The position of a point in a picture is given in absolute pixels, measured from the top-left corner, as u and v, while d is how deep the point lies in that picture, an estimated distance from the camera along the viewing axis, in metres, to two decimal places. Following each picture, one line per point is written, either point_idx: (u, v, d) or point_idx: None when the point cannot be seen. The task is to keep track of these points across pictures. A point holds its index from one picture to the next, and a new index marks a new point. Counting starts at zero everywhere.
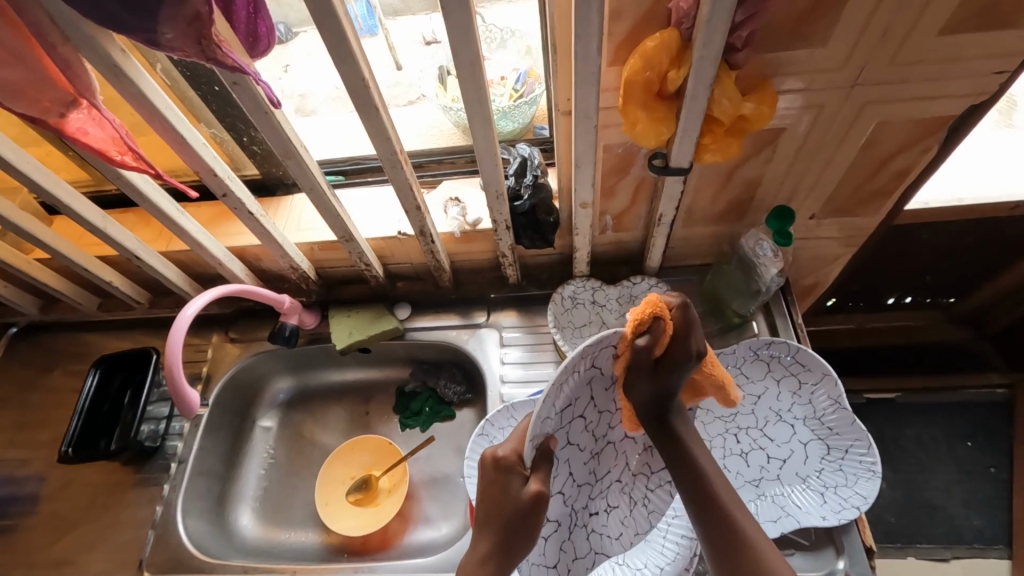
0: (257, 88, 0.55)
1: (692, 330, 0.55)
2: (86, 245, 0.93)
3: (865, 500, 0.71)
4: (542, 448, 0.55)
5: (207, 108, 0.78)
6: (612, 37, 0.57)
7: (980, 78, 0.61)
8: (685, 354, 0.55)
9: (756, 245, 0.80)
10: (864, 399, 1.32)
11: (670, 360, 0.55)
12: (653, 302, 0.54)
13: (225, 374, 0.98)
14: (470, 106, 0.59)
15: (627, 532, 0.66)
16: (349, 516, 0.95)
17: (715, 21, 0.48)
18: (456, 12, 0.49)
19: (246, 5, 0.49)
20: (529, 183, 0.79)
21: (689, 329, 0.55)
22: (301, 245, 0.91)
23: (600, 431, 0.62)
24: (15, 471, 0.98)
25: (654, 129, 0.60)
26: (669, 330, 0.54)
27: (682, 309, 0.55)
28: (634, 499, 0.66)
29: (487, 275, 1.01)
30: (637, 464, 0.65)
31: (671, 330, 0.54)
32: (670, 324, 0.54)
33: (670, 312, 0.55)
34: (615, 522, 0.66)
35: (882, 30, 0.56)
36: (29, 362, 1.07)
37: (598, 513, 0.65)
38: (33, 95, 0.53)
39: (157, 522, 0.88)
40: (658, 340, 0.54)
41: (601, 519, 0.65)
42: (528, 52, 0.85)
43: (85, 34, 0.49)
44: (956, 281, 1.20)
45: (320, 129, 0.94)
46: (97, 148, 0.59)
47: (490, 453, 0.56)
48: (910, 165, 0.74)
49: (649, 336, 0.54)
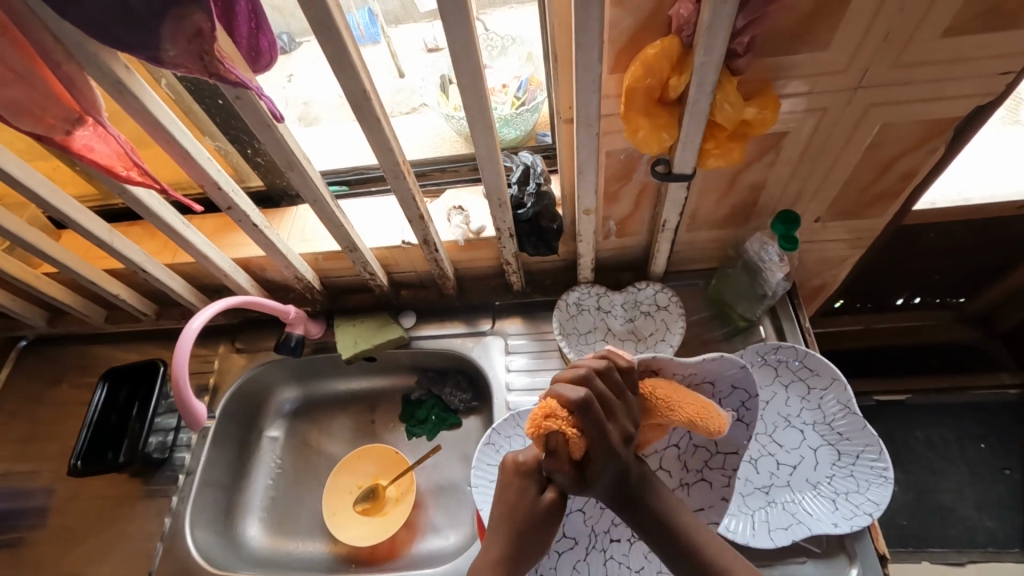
0: (260, 102, 0.55)
1: (595, 419, 0.50)
2: (93, 259, 0.94)
3: (878, 507, 0.70)
4: None
5: (210, 121, 0.78)
6: (612, 45, 0.57)
7: (986, 78, 0.60)
8: (602, 447, 0.50)
9: (761, 249, 0.79)
10: (874, 401, 1.30)
11: (591, 459, 0.50)
12: (540, 419, 0.49)
13: (232, 385, 0.98)
14: (471, 115, 0.59)
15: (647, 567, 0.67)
16: (356, 525, 0.94)
17: (715, 27, 0.47)
18: (455, 22, 0.49)
19: (247, 20, 0.49)
20: (532, 191, 0.79)
21: (599, 420, 0.50)
22: (306, 256, 0.91)
23: None
24: (25, 484, 0.98)
25: (657, 136, 0.60)
26: (572, 437, 0.49)
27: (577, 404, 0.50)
28: None
29: (491, 282, 1.01)
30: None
31: (573, 438, 0.49)
32: (569, 430, 0.49)
33: (565, 414, 0.49)
34: (637, 554, 0.67)
35: (885, 33, 0.55)
36: (38, 374, 1.07)
37: (620, 541, 0.68)
38: (38, 113, 0.54)
39: (165, 534, 0.88)
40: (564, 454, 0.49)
41: (622, 548, 0.68)
42: (529, 59, 0.85)
43: (89, 53, 0.49)
44: (965, 279, 1.19)
45: (323, 139, 0.95)
46: (103, 164, 0.60)
47: (509, 457, 0.56)
48: (916, 166, 0.73)
49: (553, 451, 0.50)
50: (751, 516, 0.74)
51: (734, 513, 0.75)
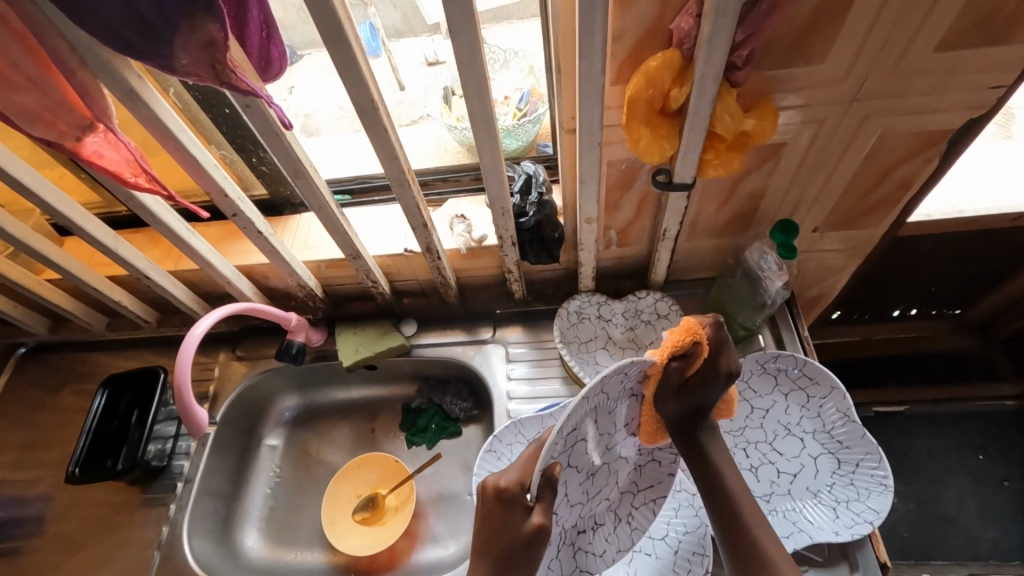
0: (269, 109, 0.56)
1: (727, 351, 0.57)
2: (96, 265, 0.95)
3: (878, 515, 0.70)
4: (547, 475, 0.52)
5: (217, 130, 0.79)
6: (615, 56, 0.58)
7: (978, 91, 0.62)
8: (715, 372, 0.57)
9: (760, 258, 0.80)
10: (872, 412, 1.31)
11: (702, 380, 0.57)
12: (692, 325, 0.56)
13: (233, 393, 0.98)
14: (477, 125, 0.60)
15: (610, 548, 0.66)
16: (355, 535, 0.94)
17: (715, 41, 0.49)
18: (463, 34, 0.50)
19: (259, 31, 0.50)
20: (534, 201, 0.80)
21: (720, 350, 0.57)
22: (308, 263, 0.92)
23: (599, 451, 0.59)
24: (22, 492, 0.97)
25: (658, 146, 0.61)
26: (703, 353, 0.56)
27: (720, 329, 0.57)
28: (618, 515, 0.66)
29: (492, 291, 1.01)
30: (625, 483, 0.66)
31: (704, 352, 0.56)
32: (706, 346, 0.56)
33: (705, 333, 0.57)
34: (600, 539, 0.65)
35: (879, 47, 0.57)
36: (37, 382, 1.07)
37: (587, 531, 0.64)
38: (51, 120, 0.54)
39: (163, 543, 0.88)
40: (692, 362, 0.56)
41: (589, 538, 0.64)
42: (531, 72, 0.86)
43: (103, 61, 0.51)
44: (961, 290, 1.21)
45: (326, 148, 0.96)
46: (112, 170, 0.61)
47: (515, 466, 0.56)
48: (911, 177, 0.74)
49: (684, 357, 0.56)
50: None
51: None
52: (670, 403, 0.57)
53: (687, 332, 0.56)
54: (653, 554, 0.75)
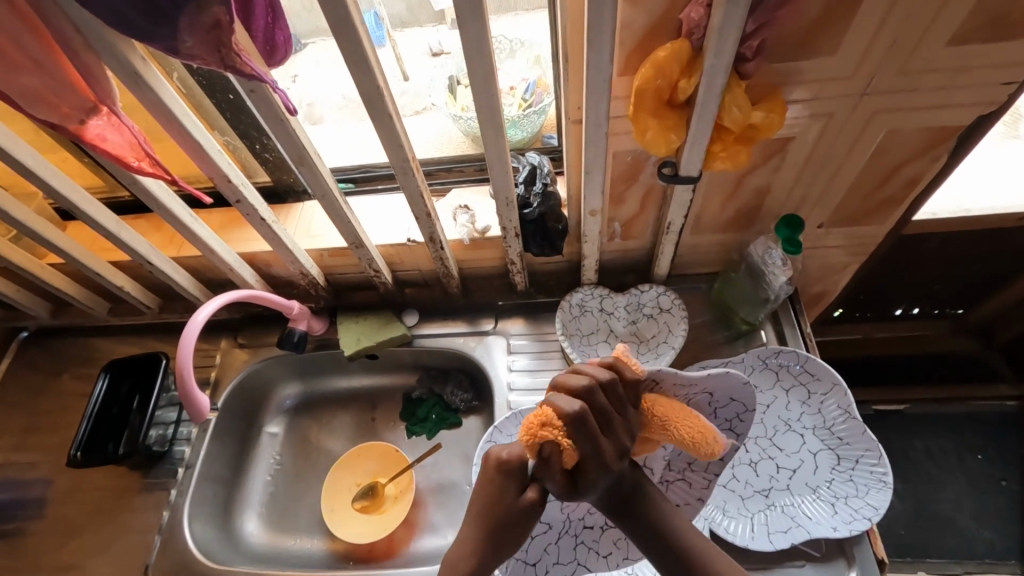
0: (273, 95, 0.56)
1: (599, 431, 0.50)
2: (99, 250, 0.95)
3: (877, 511, 0.71)
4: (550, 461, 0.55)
5: (221, 115, 0.79)
6: (623, 46, 0.58)
7: (990, 87, 0.61)
8: (598, 461, 0.50)
9: (765, 253, 0.80)
10: (873, 410, 1.30)
11: (584, 472, 0.51)
12: (534, 429, 0.50)
13: (234, 380, 0.99)
14: (482, 113, 0.59)
15: (616, 552, 0.67)
16: (354, 523, 0.94)
17: (725, 31, 0.48)
18: (469, 20, 0.49)
19: (265, 14, 0.49)
20: (538, 192, 0.80)
21: (597, 433, 0.50)
22: (311, 251, 0.91)
23: None
24: (24, 474, 0.98)
25: (664, 137, 0.60)
26: (567, 449, 0.50)
27: (582, 414, 0.50)
28: None
29: (495, 282, 1.01)
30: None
31: (567, 449, 0.50)
32: (565, 442, 0.50)
33: (562, 427, 0.50)
34: (607, 539, 0.67)
35: (891, 39, 0.56)
36: (39, 365, 1.07)
37: (592, 528, 0.68)
38: (55, 102, 0.54)
39: (164, 526, 0.88)
40: (557, 464, 0.50)
41: (594, 535, 0.68)
42: (537, 62, 0.86)
43: (107, 42, 0.50)
44: (966, 291, 1.20)
45: (330, 137, 0.95)
46: (115, 153, 0.60)
47: None
48: (919, 174, 0.74)
49: (547, 460, 0.51)
50: (751, 519, 0.74)
51: (734, 516, 0.75)
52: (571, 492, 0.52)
53: (534, 435, 0.51)
54: None
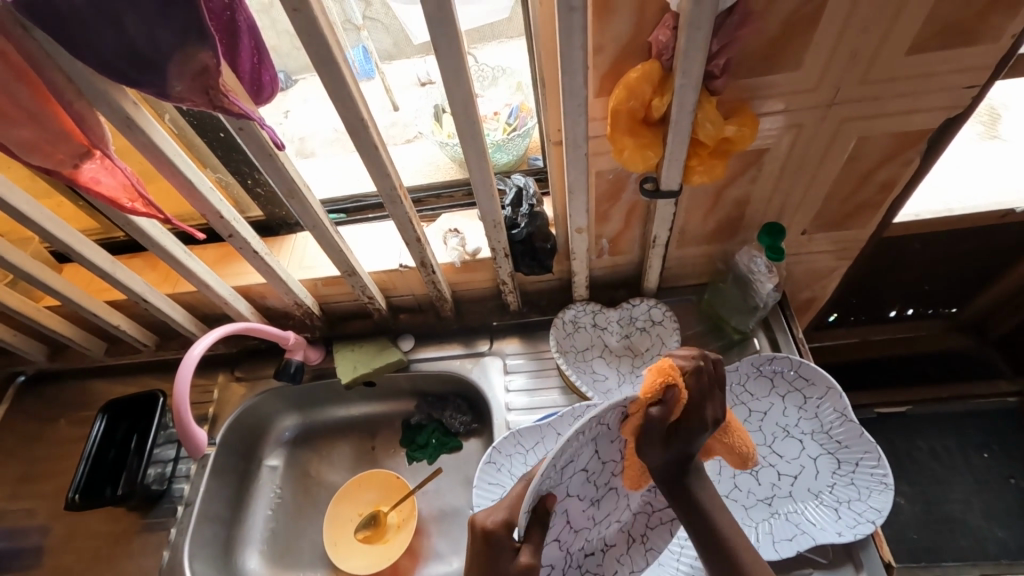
0: (262, 132, 0.58)
1: (709, 394, 0.56)
2: (95, 291, 0.96)
3: (880, 514, 0.70)
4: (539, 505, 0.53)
5: (212, 153, 0.81)
6: (597, 70, 0.60)
7: (953, 91, 0.63)
8: (697, 418, 0.55)
9: (749, 262, 0.82)
10: (875, 414, 1.30)
11: (684, 427, 0.55)
12: (667, 371, 0.54)
13: (232, 414, 0.98)
14: (465, 140, 0.61)
15: (623, 570, 0.65)
16: (358, 555, 0.93)
17: (691, 52, 0.51)
18: (447, 53, 0.52)
19: (250, 56, 0.51)
20: (525, 212, 0.82)
21: (702, 392, 0.55)
22: (305, 282, 0.92)
23: (601, 480, 0.59)
24: (21, 522, 0.97)
25: (642, 154, 0.62)
26: (682, 401, 0.54)
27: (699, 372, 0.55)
28: (631, 536, 0.66)
29: (488, 303, 1.02)
30: (637, 504, 0.66)
31: (683, 399, 0.54)
32: (684, 393, 0.54)
33: (684, 378, 0.55)
34: (611, 560, 0.66)
35: (853, 51, 0.58)
36: (36, 410, 1.07)
37: (593, 553, 0.65)
38: (49, 149, 0.56)
39: (163, 568, 0.87)
40: (671, 409, 0.54)
41: (596, 559, 0.65)
42: (518, 88, 0.88)
43: (100, 90, 0.52)
44: (956, 289, 1.21)
45: (321, 169, 0.98)
46: (109, 196, 0.62)
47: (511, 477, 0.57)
48: (894, 177, 0.76)
49: (663, 406, 0.54)
50: (755, 529, 0.74)
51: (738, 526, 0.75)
52: (651, 449, 0.56)
53: (665, 377, 0.54)
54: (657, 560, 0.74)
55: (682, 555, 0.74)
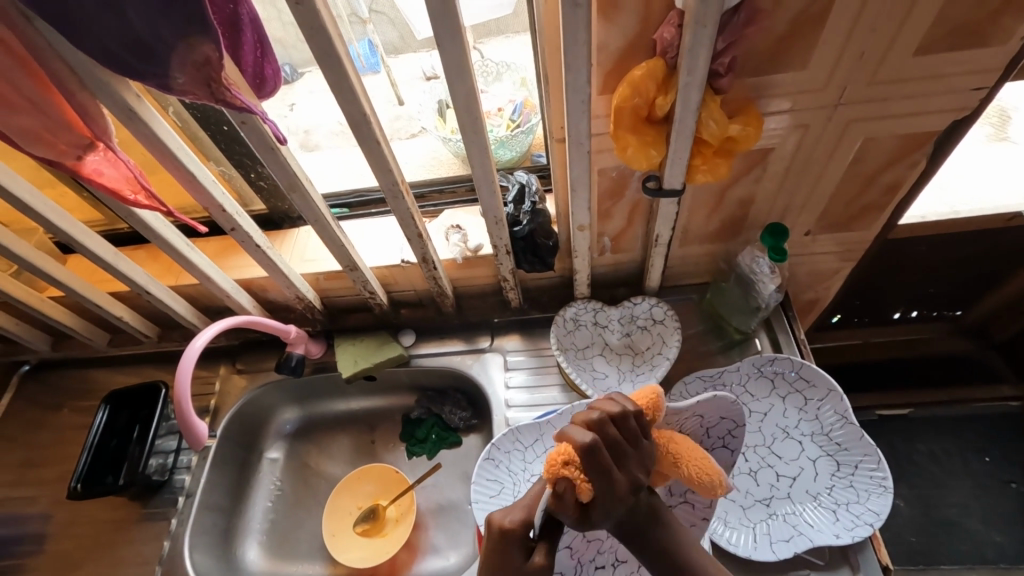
0: (264, 126, 0.57)
1: (615, 464, 0.50)
2: (98, 282, 0.96)
3: (878, 517, 0.70)
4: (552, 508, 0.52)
5: (215, 146, 0.81)
6: (600, 67, 0.60)
7: (962, 93, 0.63)
8: (611, 494, 0.49)
9: (751, 262, 0.81)
10: (876, 416, 1.30)
11: (601, 507, 0.49)
12: (561, 460, 0.48)
13: (233, 406, 0.99)
14: (467, 135, 0.61)
15: None
16: (356, 547, 0.93)
17: (696, 49, 0.50)
18: (450, 48, 0.51)
19: (253, 50, 0.51)
20: (527, 209, 0.81)
21: (611, 465, 0.49)
22: (307, 276, 0.93)
23: None
24: (24, 509, 0.98)
25: (645, 152, 0.62)
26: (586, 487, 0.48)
27: (600, 448, 0.49)
28: None
29: (489, 300, 1.02)
30: None
31: (587, 483, 0.48)
32: (585, 479, 0.49)
33: (582, 462, 0.49)
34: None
35: (860, 51, 0.58)
36: (40, 399, 1.08)
37: (604, 567, 0.66)
38: (53, 140, 0.56)
39: (164, 557, 0.88)
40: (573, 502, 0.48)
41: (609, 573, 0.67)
42: (523, 84, 0.88)
43: (103, 82, 0.52)
44: (961, 292, 1.21)
45: (325, 163, 0.97)
46: (111, 187, 0.62)
47: None
48: (900, 180, 0.75)
49: (562, 499, 0.49)
50: (752, 529, 0.74)
51: (735, 526, 0.75)
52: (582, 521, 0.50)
53: (558, 469, 0.49)
54: None
55: None
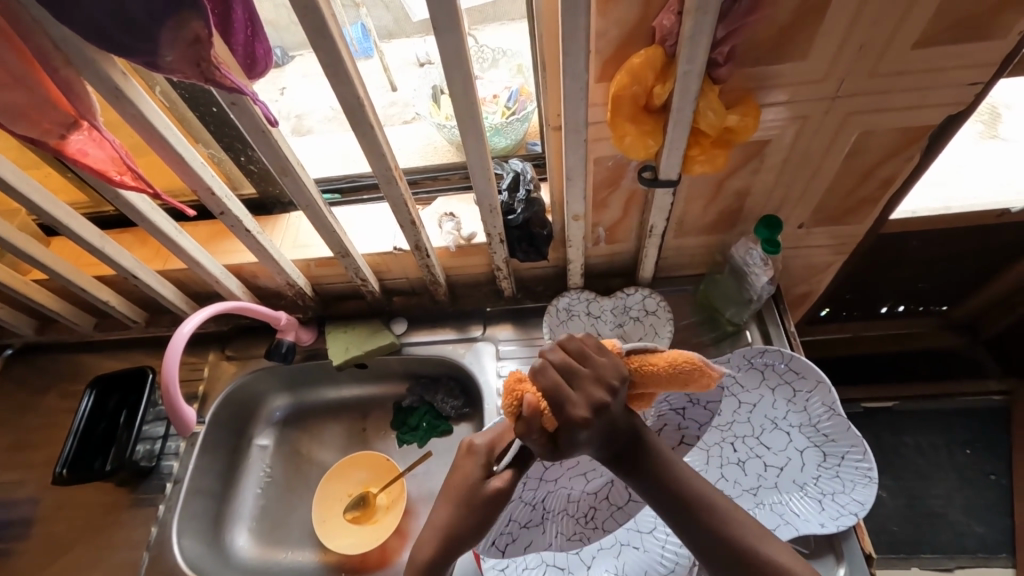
0: (254, 107, 0.56)
1: (570, 384, 0.51)
2: (83, 265, 0.94)
3: (863, 507, 0.72)
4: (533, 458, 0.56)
5: (204, 128, 0.79)
6: (599, 53, 0.59)
7: (957, 88, 0.63)
8: (570, 418, 0.49)
9: (746, 254, 0.81)
10: (862, 408, 1.32)
11: (568, 434, 0.50)
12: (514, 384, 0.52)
13: (222, 392, 0.98)
14: (463, 122, 0.60)
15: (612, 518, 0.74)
16: (346, 534, 0.94)
17: (696, 38, 0.50)
18: (447, 31, 0.50)
19: (244, 29, 0.50)
20: (522, 198, 0.80)
21: (561, 386, 0.50)
22: (298, 262, 0.92)
23: None
24: (9, 494, 0.97)
25: (643, 142, 0.62)
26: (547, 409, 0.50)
27: (547, 374, 0.50)
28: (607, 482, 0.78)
29: (483, 289, 1.02)
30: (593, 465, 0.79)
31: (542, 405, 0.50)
32: (539, 401, 0.50)
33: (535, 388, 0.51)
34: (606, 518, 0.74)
35: (860, 42, 0.58)
36: (24, 383, 1.06)
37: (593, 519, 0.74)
38: (36, 118, 0.54)
39: (152, 543, 0.87)
40: (532, 424, 0.50)
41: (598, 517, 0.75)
42: (519, 71, 0.87)
43: (88, 59, 0.51)
44: (950, 287, 1.22)
45: (316, 148, 0.96)
46: (97, 168, 0.61)
47: (466, 441, 0.60)
48: (894, 173, 0.75)
49: (524, 423, 0.50)
50: None
51: None
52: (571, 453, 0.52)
53: (512, 394, 0.52)
54: (642, 547, 0.74)
55: (667, 543, 0.74)
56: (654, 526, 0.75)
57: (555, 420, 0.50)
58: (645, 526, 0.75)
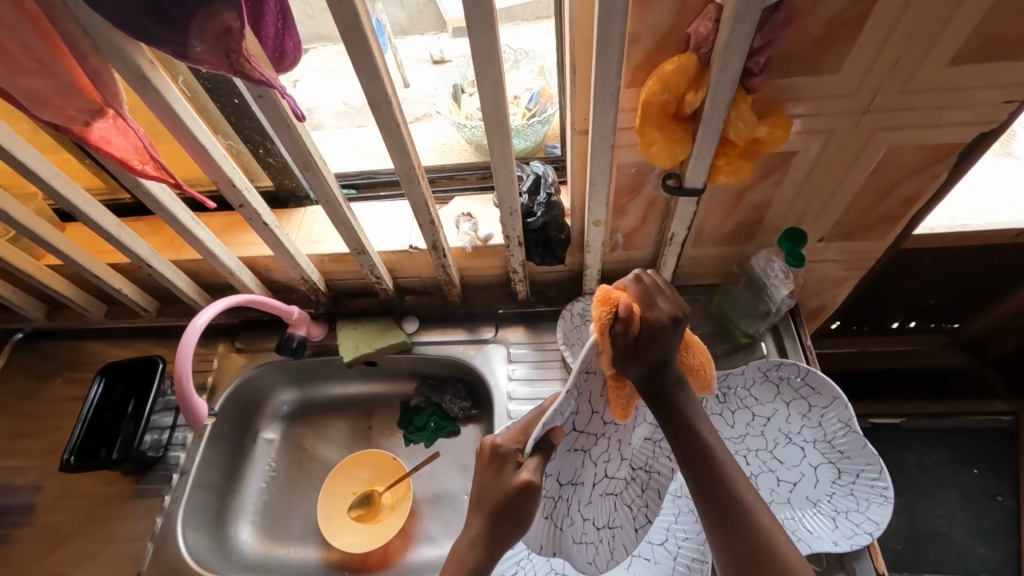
0: (281, 101, 0.56)
1: (654, 300, 0.54)
2: (98, 252, 0.94)
3: (878, 526, 0.71)
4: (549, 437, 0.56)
5: (225, 120, 0.79)
6: (630, 59, 0.58)
7: (989, 107, 0.62)
8: (656, 319, 0.53)
9: (766, 266, 0.81)
10: (869, 423, 1.30)
11: (652, 338, 0.53)
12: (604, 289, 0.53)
13: (231, 385, 0.97)
14: (489, 121, 0.59)
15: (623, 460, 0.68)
16: (349, 532, 0.93)
17: (733, 47, 0.49)
18: (478, 30, 0.50)
19: (275, 22, 0.50)
20: (542, 201, 0.80)
21: (648, 292, 0.54)
22: (312, 257, 0.91)
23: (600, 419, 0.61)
24: (13, 479, 0.97)
25: (669, 150, 0.61)
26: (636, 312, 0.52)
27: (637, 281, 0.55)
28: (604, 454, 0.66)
29: (495, 290, 1.01)
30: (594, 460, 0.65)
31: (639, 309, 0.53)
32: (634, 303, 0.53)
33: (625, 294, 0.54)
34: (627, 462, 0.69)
35: (894, 59, 0.57)
36: (33, 368, 1.06)
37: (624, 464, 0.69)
38: (60, 104, 0.54)
39: (155, 534, 0.87)
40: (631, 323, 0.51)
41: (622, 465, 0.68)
42: (541, 73, 0.87)
43: (116, 46, 0.50)
44: (962, 306, 1.21)
45: (330, 141, 0.95)
46: (119, 156, 0.60)
47: (487, 442, 0.61)
48: (919, 190, 0.75)
49: (623, 323, 0.52)
50: None
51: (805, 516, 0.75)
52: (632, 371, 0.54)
53: (606, 301, 0.52)
54: (654, 560, 0.74)
55: (680, 556, 0.73)
56: (665, 538, 0.75)
57: (641, 326, 0.52)
58: (656, 536, 0.76)
